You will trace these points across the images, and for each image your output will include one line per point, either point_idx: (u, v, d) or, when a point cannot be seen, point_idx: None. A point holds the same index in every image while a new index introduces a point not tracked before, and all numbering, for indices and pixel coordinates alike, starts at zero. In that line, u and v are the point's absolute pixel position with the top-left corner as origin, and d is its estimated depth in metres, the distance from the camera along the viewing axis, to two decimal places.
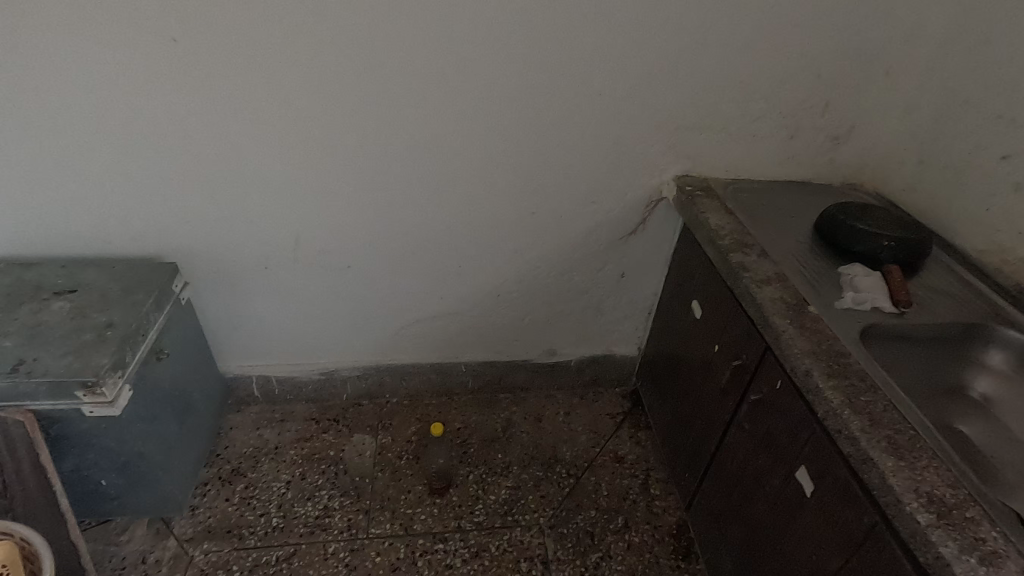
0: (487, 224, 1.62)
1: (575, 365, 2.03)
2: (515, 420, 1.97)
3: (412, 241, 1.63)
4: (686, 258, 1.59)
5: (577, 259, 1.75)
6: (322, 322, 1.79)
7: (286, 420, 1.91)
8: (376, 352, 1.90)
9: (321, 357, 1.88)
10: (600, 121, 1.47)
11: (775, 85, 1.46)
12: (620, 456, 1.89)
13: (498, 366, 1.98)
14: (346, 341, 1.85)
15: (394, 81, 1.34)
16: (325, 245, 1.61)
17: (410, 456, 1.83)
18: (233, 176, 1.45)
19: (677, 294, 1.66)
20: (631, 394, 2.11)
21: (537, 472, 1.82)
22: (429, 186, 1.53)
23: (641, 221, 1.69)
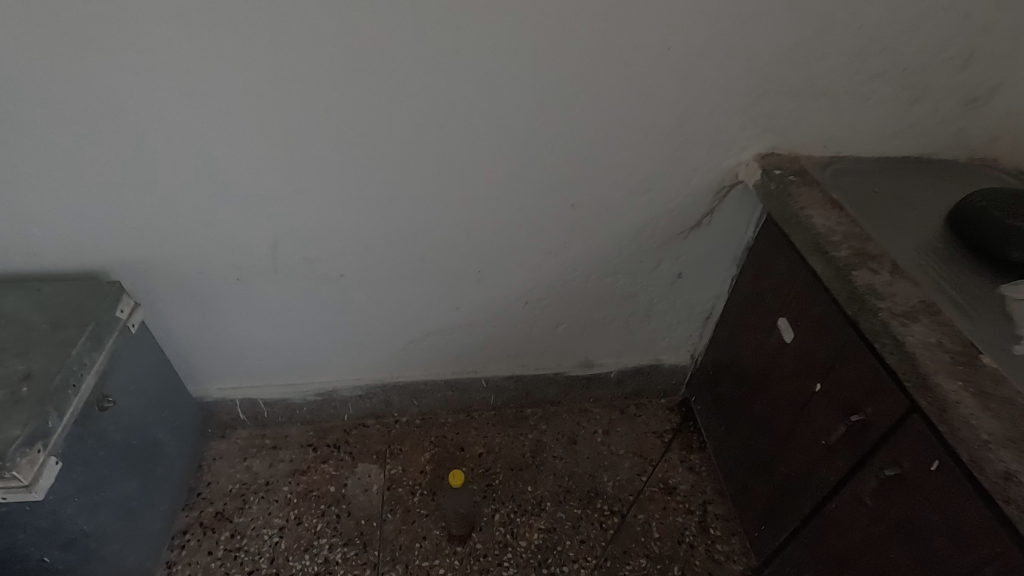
0: (514, 220, 1.28)
1: (615, 376, 1.72)
2: (545, 443, 1.69)
3: (419, 244, 1.30)
4: (769, 262, 1.25)
5: (625, 259, 1.41)
6: (314, 339, 1.48)
7: (279, 447, 1.64)
8: (381, 369, 1.60)
9: (316, 375, 1.58)
10: (666, 85, 1.09)
11: (905, 31, 1.07)
12: (671, 486, 1.60)
13: (525, 380, 1.68)
14: (344, 358, 1.55)
15: (388, 41, 0.97)
16: (311, 251, 1.28)
17: (424, 492, 1.55)
18: (183, 173, 1.11)
19: (754, 304, 1.32)
20: (680, 405, 1.80)
21: (574, 509, 1.54)
22: (438, 178, 1.18)
23: (708, 211, 1.33)
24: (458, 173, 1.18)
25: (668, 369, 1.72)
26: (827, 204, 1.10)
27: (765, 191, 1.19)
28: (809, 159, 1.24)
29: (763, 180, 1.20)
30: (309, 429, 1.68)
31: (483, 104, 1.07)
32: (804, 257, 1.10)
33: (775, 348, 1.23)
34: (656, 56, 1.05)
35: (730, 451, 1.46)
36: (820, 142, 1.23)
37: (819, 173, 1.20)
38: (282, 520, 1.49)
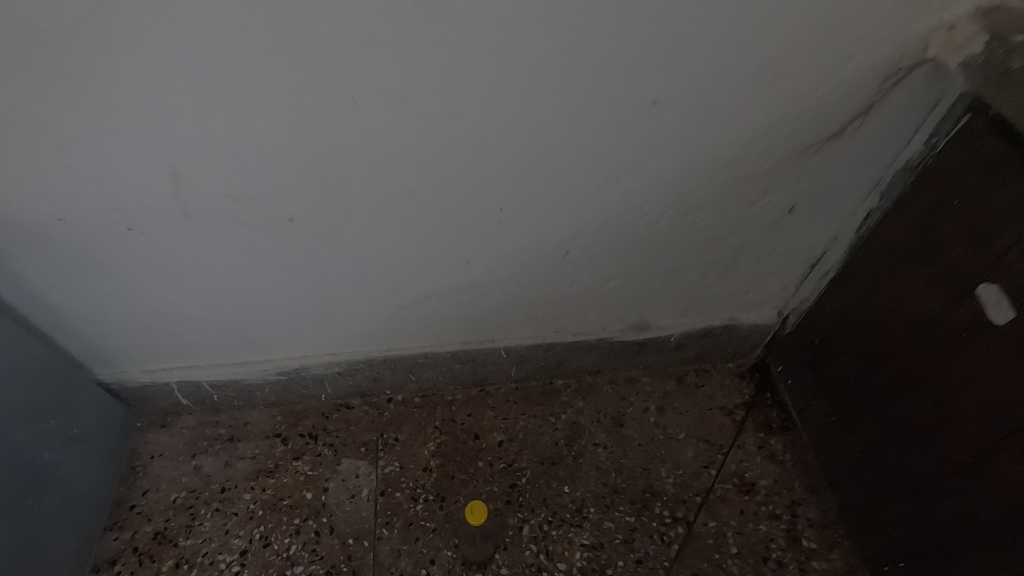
0: (556, 126, 0.80)
1: (676, 340, 1.30)
2: (583, 426, 1.31)
3: (405, 172, 0.83)
4: (968, 193, 0.78)
5: (718, 188, 0.94)
6: (264, 306, 1.04)
7: (238, 440, 1.26)
8: (363, 340, 1.18)
9: (275, 350, 1.17)
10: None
11: None
12: (748, 482, 1.23)
13: (556, 349, 1.27)
14: (311, 328, 1.12)
15: None
16: (238, 185, 0.81)
17: (430, 497, 1.20)
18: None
19: (917, 257, 0.88)
20: (751, 371, 1.40)
21: (626, 517, 1.18)
22: (431, 58, 0.69)
23: (860, 113, 0.85)
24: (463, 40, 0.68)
25: (745, 331, 1.30)
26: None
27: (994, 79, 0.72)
28: None
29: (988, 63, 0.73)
30: (277, 413, 1.30)
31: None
32: None
33: (965, 330, 0.81)
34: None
35: (842, 447, 1.09)
36: None
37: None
38: (245, 541, 1.13)
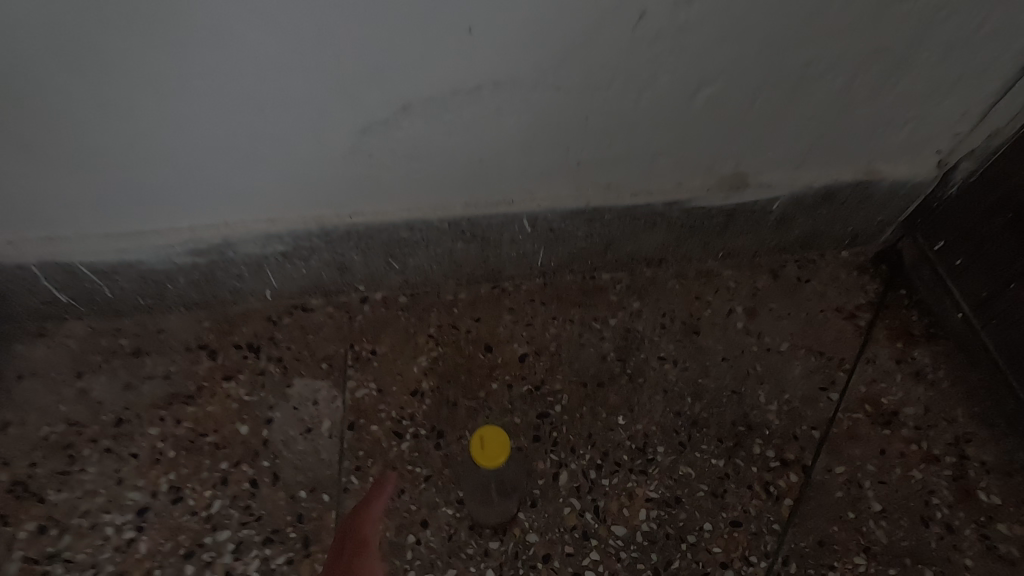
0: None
1: (780, 209, 0.88)
2: (641, 334, 0.91)
3: None
4: None
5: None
6: (136, 109, 0.64)
7: (145, 354, 0.88)
8: (312, 196, 0.77)
9: (178, 209, 0.76)
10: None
11: None
12: (888, 411, 0.84)
13: (604, 222, 0.86)
14: (224, 166, 0.71)
15: None
16: None
17: (421, 433, 0.81)
18: None
19: None
20: (875, 263, 0.99)
21: (711, 460, 0.80)
22: None
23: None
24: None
25: (884, 195, 0.88)
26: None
27: None
28: None
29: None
30: (202, 318, 0.91)
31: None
32: None
33: None
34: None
35: None
36: None
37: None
38: (146, 494, 0.76)
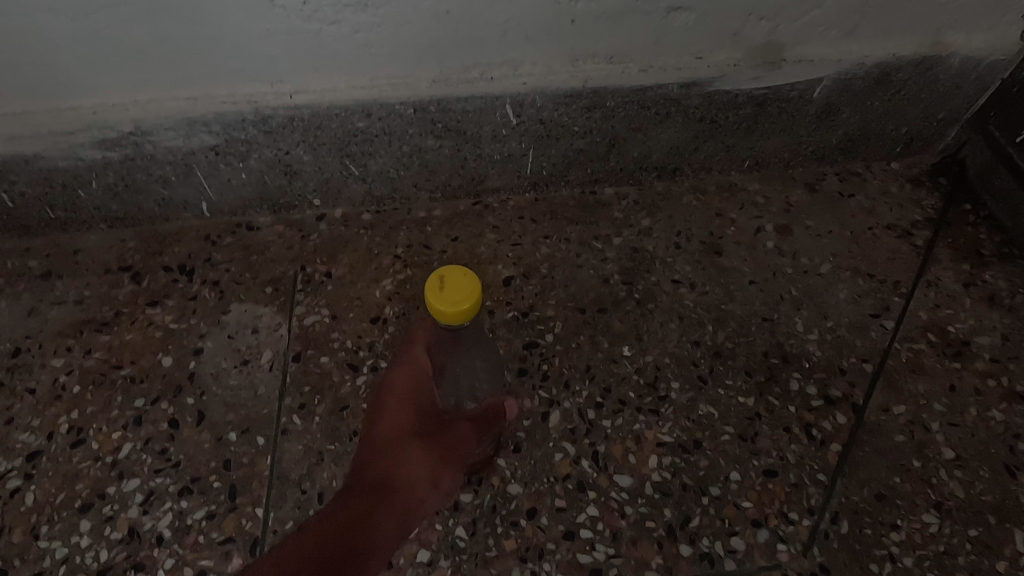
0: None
1: (822, 97, 0.72)
2: (651, 254, 0.75)
3: None
4: None
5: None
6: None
7: (55, 277, 0.73)
8: (242, 65, 0.62)
9: (78, 75, 0.62)
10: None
11: None
12: (957, 341, 0.68)
13: (607, 112, 0.70)
14: (125, 10, 0.56)
15: None
16: None
17: (381, 366, 0.67)
18: None
19: None
20: (934, 174, 0.82)
21: (737, 397, 0.64)
22: None
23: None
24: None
25: (949, 76, 0.71)
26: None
27: None
28: None
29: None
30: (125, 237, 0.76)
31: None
32: None
33: None
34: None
35: None
36: None
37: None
38: (40, 436, 0.62)
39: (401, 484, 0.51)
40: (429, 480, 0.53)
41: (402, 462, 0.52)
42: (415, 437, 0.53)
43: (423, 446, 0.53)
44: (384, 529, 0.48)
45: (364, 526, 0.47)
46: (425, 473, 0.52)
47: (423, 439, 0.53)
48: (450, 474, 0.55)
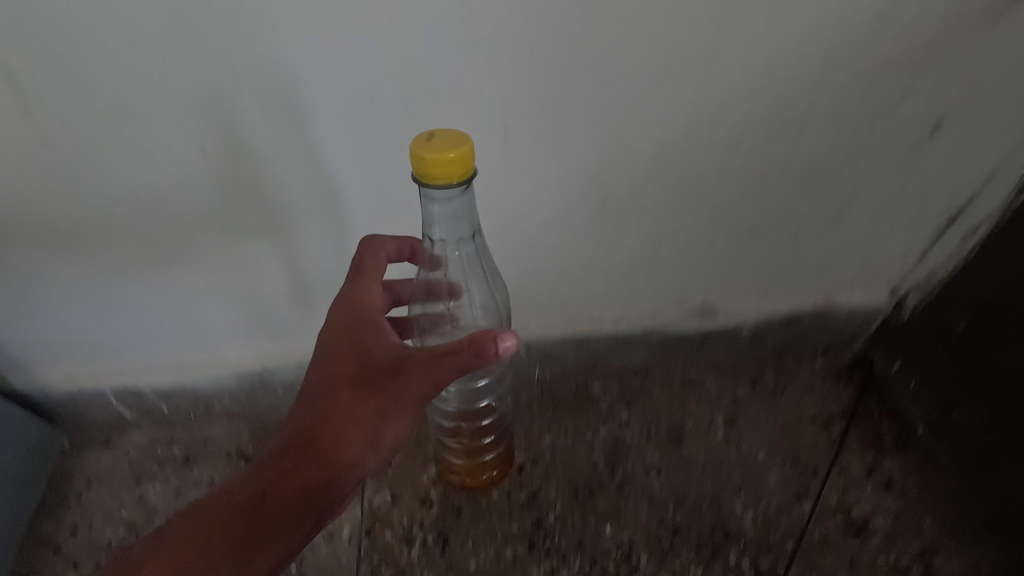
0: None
1: (749, 331, 0.99)
2: (629, 442, 1.00)
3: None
4: None
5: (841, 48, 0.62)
6: (129, 108, 0.66)
7: (192, 462, 0.98)
8: (274, 158, 0.71)
9: (128, 177, 0.72)
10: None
11: None
12: (858, 520, 0.91)
13: (593, 345, 0.98)
14: (172, 95, 0.65)
15: None
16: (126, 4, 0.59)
17: (429, 539, 0.91)
18: None
19: None
20: (850, 373, 1.06)
21: (690, 567, 0.87)
22: None
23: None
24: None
25: (842, 318, 0.98)
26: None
27: None
28: None
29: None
30: (131, 256, 0.79)
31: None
32: None
33: None
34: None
35: None
36: None
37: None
38: None
39: (331, 434, 0.62)
40: (367, 441, 0.62)
41: (339, 446, 0.62)
42: (358, 377, 0.62)
43: (355, 396, 0.62)
44: (311, 475, 0.62)
45: (291, 472, 0.61)
46: (360, 443, 0.62)
47: (363, 405, 0.61)
48: (393, 416, 0.61)
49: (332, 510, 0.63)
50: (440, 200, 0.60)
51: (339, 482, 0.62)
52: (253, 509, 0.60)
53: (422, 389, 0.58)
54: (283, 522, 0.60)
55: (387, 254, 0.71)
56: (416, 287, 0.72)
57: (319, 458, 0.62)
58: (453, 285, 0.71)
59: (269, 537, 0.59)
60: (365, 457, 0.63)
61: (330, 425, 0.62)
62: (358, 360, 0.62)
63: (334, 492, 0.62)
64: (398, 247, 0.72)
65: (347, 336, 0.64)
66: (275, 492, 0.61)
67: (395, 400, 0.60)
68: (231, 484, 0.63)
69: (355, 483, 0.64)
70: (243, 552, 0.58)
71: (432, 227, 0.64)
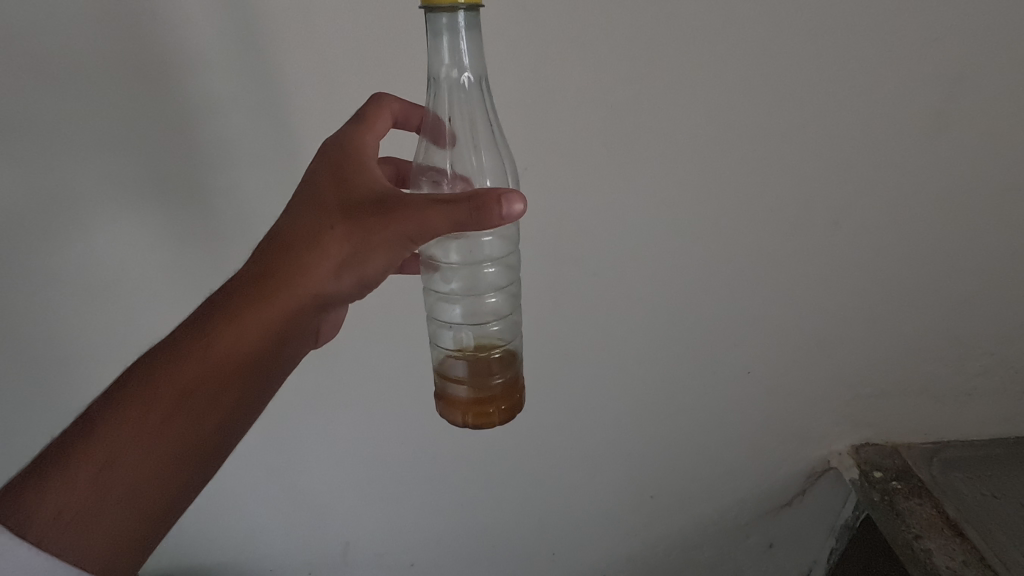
0: (593, 448, 1.15)
1: None
2: None
3: (553, 201, 0.85)
4: (870, 539, 1.21)
5: (712, 506, 1.24)
6: (159, 110, 0.74)
7: None
8: (231, 113, 0.75)
9: (122, 132, 0.75)
10: (809, 246, 0.92)
11: (998, 293, 1.00)
12: None
13: None
14: (216, 32, 0.70)
15: (572, 49, 0.74)
16: (166, 87, 0.73)
17: None
18: (302, 450, 1.09)
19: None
20: None
21: None
22: (610, 237, 0.89)
23: (866, 332, 1.03)
24: (541, 386, 1.06)
25: None
26: (927, 515, 1.06)
27: (865, 497, 1.11)
28: (909, 441, 1.15)
29: (856, 462, 1.14)
30: (74, 261, 0.83)
31: (588, 303, 0.96)
32: (959, 529, 1.04)
33: None
34: (799, 129, 0.82)
35: None
36: (920, 431, 1.14)
37: (912, 456, 1.14)
38: None
39: (294, 260, 0.60)
40: (331, 272, 0.60)
41: (302, 260, 0.60)
42: (335, 205, 0.59)
43: (330, 221, 0.59)
44: (266, 324, 0.61)
45: (246, 306, 0.61)
46: (326, 271, 0.60)
47: (339, 212, 0.58)
48: (373, 254, 0.58)
49: (274, 364, 0.64)
50: (445, 15, 0.58)
51: (296, 321, 0.63)
52: (204, 366, 0.59)
53: (409, 226, 0.55)
54: (234, 378, 0.61)
55: (389, 118, 0.66)
56: (421, 170, 0.70)
57: (273, 291, 0.61)
58: (459, 172, 0.69)
59: (225, 343, 0.60)
60: (326, 286, 0.61)
61: (294, 255, 0.60)
62: (334, 195, 0.60)
63: (285, 344, 0.64)
64: (406, 110, 0.67)
65: (335, 175, 0.60)
66: (223, 345, 0.60)
67: (368, 236, 0.57)
68: (194, 321, 0.62)
69: (315, 308, 0.63)
70: (193, 411, 0.59)
71: (438, 58, 0.62)
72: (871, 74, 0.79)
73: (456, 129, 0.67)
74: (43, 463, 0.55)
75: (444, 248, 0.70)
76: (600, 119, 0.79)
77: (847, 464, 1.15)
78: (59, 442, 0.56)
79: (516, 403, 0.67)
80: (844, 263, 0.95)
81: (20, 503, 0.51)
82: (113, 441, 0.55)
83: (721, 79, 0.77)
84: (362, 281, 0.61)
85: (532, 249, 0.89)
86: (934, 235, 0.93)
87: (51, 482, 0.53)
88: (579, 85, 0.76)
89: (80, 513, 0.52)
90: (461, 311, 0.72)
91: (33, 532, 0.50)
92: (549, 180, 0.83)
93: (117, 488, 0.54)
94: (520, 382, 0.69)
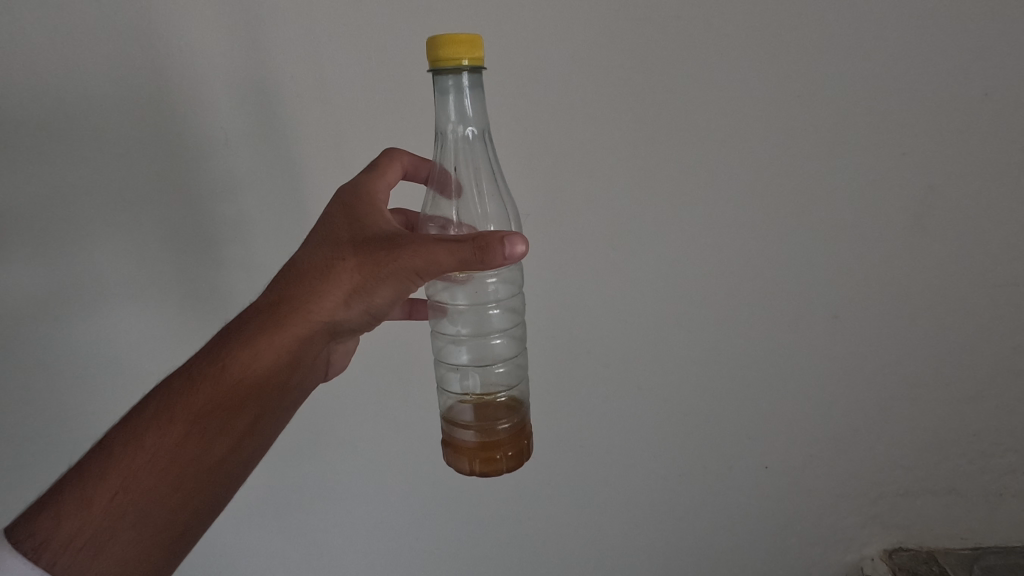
0: (613, 547, 1.11)
1: None
2: None
3: (561, 287, 0.91)
4: None
5: None
6: (185, 178, 0.81)
7: None
8: (248, 181, 0.82)
9: (148, 199, 0.81)
10: (812, 335, 0.96)
11: (1015, 388, 1.00)
12: None
13: None
14: (240, 109, 0.78)
15: (576, 154, 0.83)
16: (193, 157, 0.80)
17: None
18: (315, 541, 1.08)
19: None
20: None
21: None
22: (618, 325, 0.94)
23: (881, 420, 1.02)
24: (558, 478, 1.05)
25: None
26: None
27: None
28: (945, 546, 1.10)
29: (890, 568, 1.09)
30: (96, 325, 0.87)
31: (601, 389, 0.98)
32: None
33: None
34: (791, 222, 0.88)
35: None
36: (954, 535, 1.09)
37: (950, 563, 1.09)
38: None
39: (306, 289, 0.64)
40: (341, 301, 0.64)
41: (313, 292, 0.64)
42: (347, 240, 0.64)
43: (342, 254, 0.63)
44: (278, 351, 0.65)
45: (260, 331, 0.64)
46: (335, 301, 0.64)
47: (350, 248, 0.63)
48: (381, 286, 0.62)
49: (285, 389, 0.67)
50: (452, 76, 0.63)
51: (306, 348, 0.66)
52: (216, 392, 0.62)
53: (413, 262, 0.60)
54: (245, 403, 0.63)
55: (400, 169, 0.74)
56: (431, 219, 0.74)
57: (285, 321, 0.64)
58: (465, 221, 0.73)
59: (240, 366, 0.63)
60: (335, 314, 0.65)
61: (305, 286, 0.64)
62: (346, 231, 0.65)
63: (295, 369, 0.67)
64: (415, 164, 0.75)
65: (347, 216, 0.66)
66: (237, 368, 0.63)
67: (376, 269, 0.62)
68: (210, 346, 0.65)
69: (325, 335, 0.67)
70: (206, 434, 0.61)
71: (445, 116, 0.67)
72: (851, 175, 0.86)
73: (461, 180, 0.72)
74: (60, 488, 0.57)
75: (452, 293, 0.74)
76: (602, 214, 0.87)
77: (881, 571, 1.09)
78: (76, 466, 0.58)
79: (524, 449, 0.68)
80: (850, 349, 0.97)
81: (39, 527, 0.54)
82: (128, 466, 0.58)
83: (713, 180, 0.85)
84: (371, 309, 0.65)
85: (546, 337, 0.94)
86: (938, 327, 0.96)
87: (68, 506, 0.55)
88: (584, 188, 0.85)
89: (95, 536, 0.54)
90: (468, 355, 0.76)
91: (46, 557, 0.53)
92: (557, 266, 0.90)
93: (131, 510, 0.56)
94: (528, 428, 0.70)
